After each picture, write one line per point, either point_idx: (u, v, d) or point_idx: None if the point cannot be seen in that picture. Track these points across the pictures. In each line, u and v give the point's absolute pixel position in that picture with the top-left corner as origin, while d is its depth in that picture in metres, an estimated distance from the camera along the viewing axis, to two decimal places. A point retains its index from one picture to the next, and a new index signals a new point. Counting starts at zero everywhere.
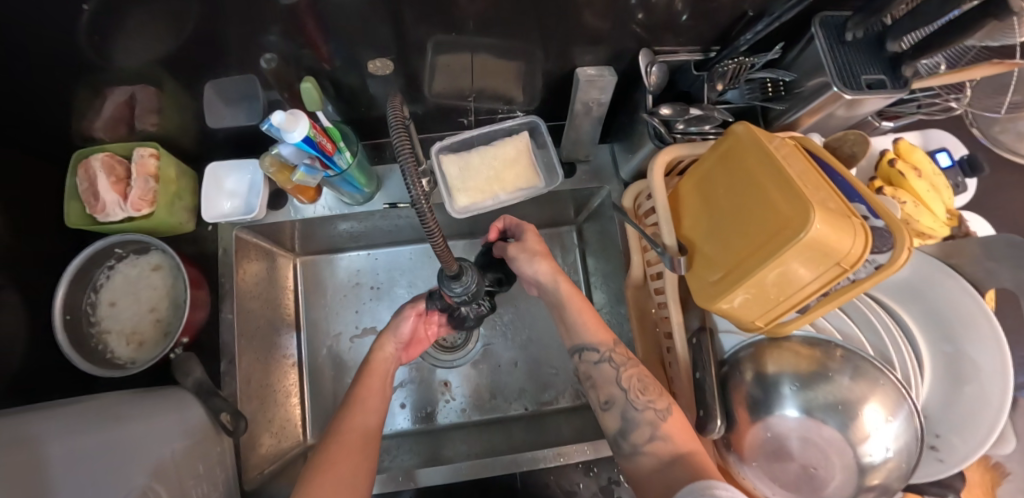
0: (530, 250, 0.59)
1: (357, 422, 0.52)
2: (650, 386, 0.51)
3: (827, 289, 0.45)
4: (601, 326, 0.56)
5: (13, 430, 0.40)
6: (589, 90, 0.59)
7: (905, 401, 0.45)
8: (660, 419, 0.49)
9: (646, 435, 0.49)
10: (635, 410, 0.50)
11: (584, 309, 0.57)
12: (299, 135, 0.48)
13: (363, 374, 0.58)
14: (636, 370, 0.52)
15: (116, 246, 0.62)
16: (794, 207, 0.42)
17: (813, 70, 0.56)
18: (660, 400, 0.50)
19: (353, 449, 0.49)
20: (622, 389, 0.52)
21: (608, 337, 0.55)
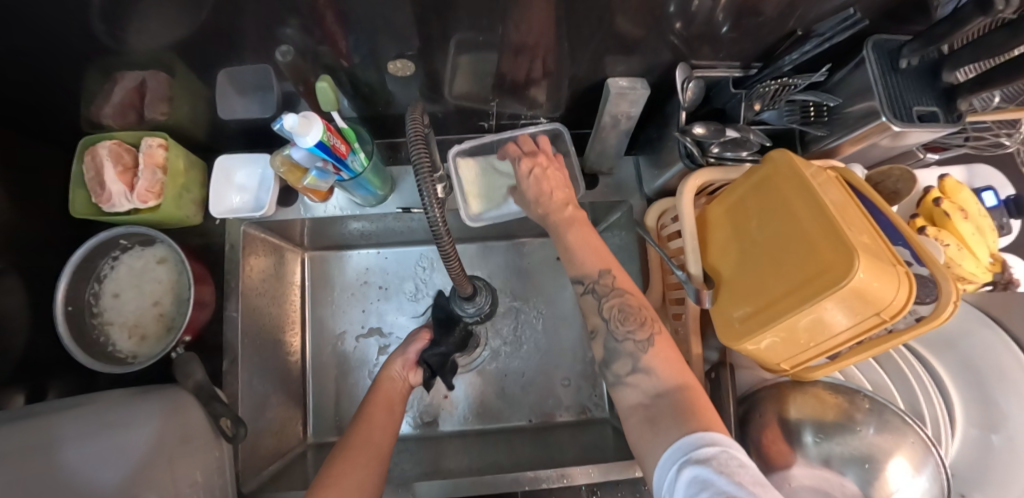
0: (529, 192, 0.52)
1: (370, 439, 0.51)
2: (633, 314, 0.45)
3: (861, 338, 0.42)
4: (597, 251, 0.49)
5: (32, 431, 0.40)
6: (619, 103, 0.55)
7: (931, 455, 0.42)
8: (641, 351, 0.43)
9: (628, 368, 0.44)
10: (616, 340, 0.45)
11: (580, 241, 0.50)
12: (313, 139, 0.45)
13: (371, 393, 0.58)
14: (620, 299, 0.46)
15: (121, 237, 0.61)
16: (837, 250, 0.39)
17: (859, 93, 0.51)
18: (643, 330, 0.44)
19: (359, 468, 0.48)
20: (606, 319, 0.47)
21: (596, 266, 0.48)
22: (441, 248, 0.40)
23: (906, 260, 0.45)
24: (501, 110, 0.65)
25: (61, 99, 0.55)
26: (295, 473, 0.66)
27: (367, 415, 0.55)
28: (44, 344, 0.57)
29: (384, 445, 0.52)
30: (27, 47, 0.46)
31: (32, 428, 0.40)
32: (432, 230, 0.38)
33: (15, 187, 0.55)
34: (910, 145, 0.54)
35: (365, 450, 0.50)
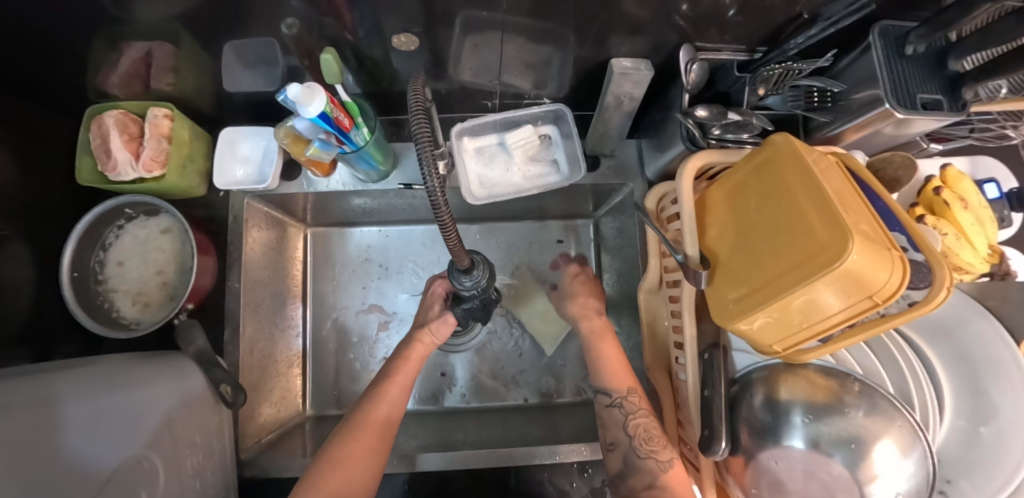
0: (570, 292, 0.70)
1: (378, 413, 0.54)
2: (655, 436, 0.53)
3: (854, 321, 0.42)
4: (621, 372, 0.59)
5: (28, 387, 0.39)
6: (623, 83, 0.55)
7: (920, 441, 0.43)
8: (660, 470, 0.51)
9: (644, 484, 0.50)
10: (637, 457, 0.52)
11: (610, 356, 0.60)
12: (315, 110, 0.46)
13: (396, 361, 0.61)
14: (645, 420, 0.55)
15: (125, 206, 0.61)
16: (833, 233, 0.40)
17: (865, 80, 0.51)
18: (664, 451, 0.52)
19: (371, 435, 0.52)
20: (627, 435, 0.54)
21: (623, 385, 0.57)
22: (439, 221, 0.40)
23: (903, 246, 0.45)
24: (505, 89, 0.64)
25: (67, 67, 0.55)
26: (295, 442, 0.68)
27: (380, 391, 0.57)
28: (50, 308, 0.59)
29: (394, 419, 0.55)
30: (34, 13, 0.46)
31: (29, 384, 0.40)
32: (432, 203, 0.38)
33: (22, 154, 0.56)
34: (914, 134, 0.54)
35: (371, 427, 0.53)
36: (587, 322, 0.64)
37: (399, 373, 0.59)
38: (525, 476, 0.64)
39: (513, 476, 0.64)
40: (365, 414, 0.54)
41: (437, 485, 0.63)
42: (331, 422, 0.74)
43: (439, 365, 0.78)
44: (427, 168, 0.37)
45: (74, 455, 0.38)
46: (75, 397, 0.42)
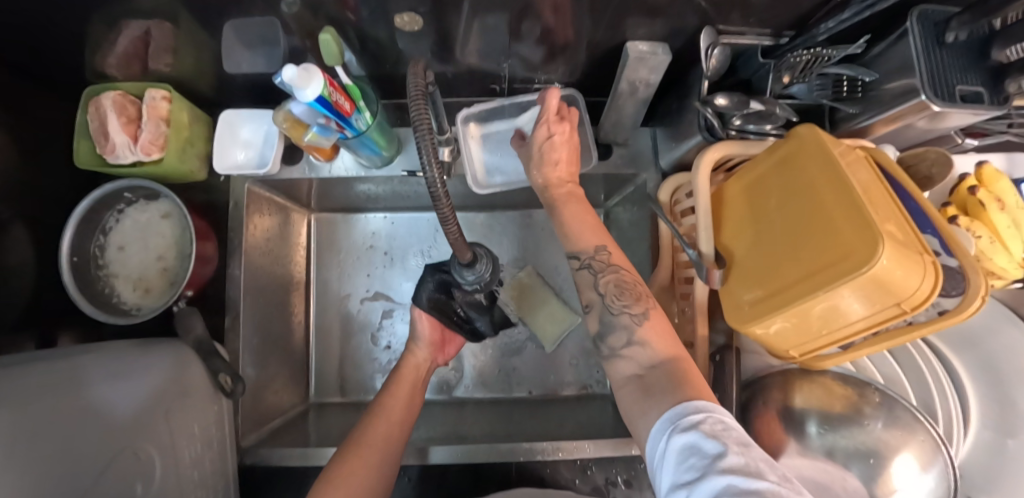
0: (550, 154, 0.51)
1: (378, 431, 0.54)
2: (631, 288, 0.44)
3: (878, 328, 0.40)
4: (592, 227, 0.48)
5: (64, 367, 0.42)
6: (638, 69, 0.52)
7: (941, 455, 0.41)
8: (636, 323, 0.43)
9: (622, 341, 0.43)
10: (612, 314, 0.44)
11: (575, 215, 0.49)
12: (313, 93, 0.44)
13: (393, 376, 0.63)
14: (617, 275, 0.45)
15: (125, 190, 0.60)
16: (860, 235, 0.37)
17: (899, 67, 0.48)
18: (637, 304, 0.44)
19: (372, 451, 0.51)
20: (601, 295, 0.45)
21: (592, 242, 0.47)
22: (439, 213, 0.38)
23: (934, 249, 0.42)
24: (514, 73, 0.61)
25: (64, 47, 0.53)
26: (297, 429, 0.68)
27: (383, 403, 0.58)
28: (51, 292, 0.58)
29: (396, 432, 0.55)
30: None
31: (63, 365, 0.42)
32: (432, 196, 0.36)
33: (19, 135, 0.54)
34: (951, 128, 0.50)
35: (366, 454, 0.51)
36: (573, 255, 0.49)
37: (396, 387, 0.61)
38: (528, 472, 0.63)
39: (515, 472, 0.63)
40: (368, 431, 0.53)
41: (438, 479, 0.62)
42: (333, 410, 0.74)
43: None
44: (427, 160, 0.36)
45: (78, 440, 0.39)
46: (105, 380, 0.45)
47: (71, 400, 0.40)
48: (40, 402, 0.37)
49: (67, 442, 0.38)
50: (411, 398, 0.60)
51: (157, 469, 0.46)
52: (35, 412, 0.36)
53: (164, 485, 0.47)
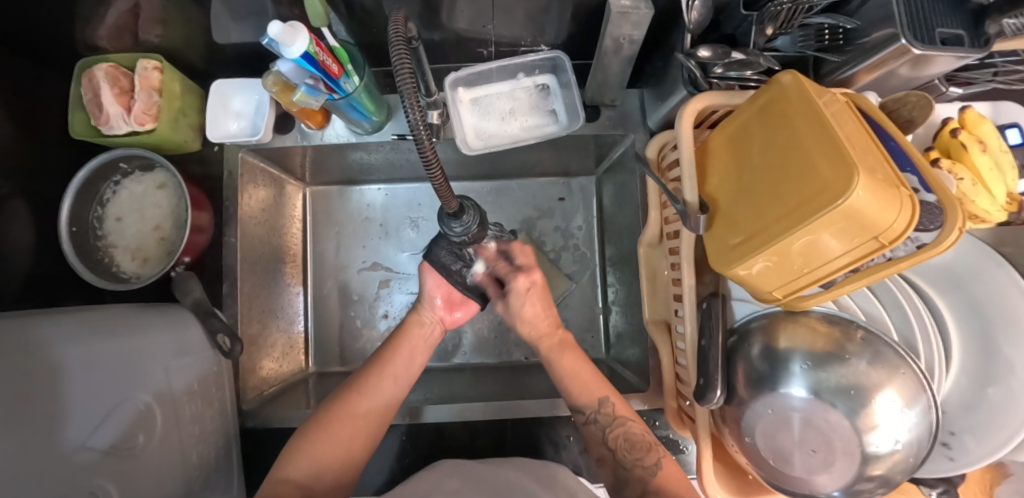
0: (517, 311, 0.63)
1: (375, 383, 0.57)
2: (639, 443, 0.52)
3: (857, 264, 0.41)
4: (590, 387, 0.57)
5: (16, 332, 0.40)
6: (621, 25, 0.51)
7: (926, 394, 0.41)
8: (650, 475, 0.50)
9: (638, 491, 0.50)
10: (626, 469, 0.52)
11: (571, 372, 0.59)
12: (299, 50, 0.44)
13: (397, 335, 0.64)
14: (624, 429, 0.53)
15: (121, 160, 0.61)
16: (837, 169, 0.38)
17: (881, 19, 0.47)
18: (649, 456, 0.52)
19: (370, 413, 0.55)
20: (611, 450, 0.53)
21: (596, 399, 0.56)
22: (432, 180, 0.40)
23: (913, 187, 0.43)
24: (501, 36, 0.62)
25: (54, 19, 0.54)
26: (297, 395, 0.70)
27: (387, 358, 0.61)
28: (52, 263, 0.60)
29: (396, 387, 0.59)
30: None
31: (19, 327, 0.41)
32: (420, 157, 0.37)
33: (14, 109, 0.55)
34: (935, 75, 0.51)
35: (354, 411, 0.55)
36: (540, 325, 0.63)
37: (399, 345, 0.62)
38: (524, 431, 0.64)
39: (509, 430, 0.64)
40: (363, 383, 0.57)
41: (434, 439, 0.64)
42: (333, 378, 0.76)
43: None
44: (411, 115, 0.36)
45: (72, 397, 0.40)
46: (69, 341, 0.43)
47: (30, 360, 0.39)
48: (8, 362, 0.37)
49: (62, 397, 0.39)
50: (414, 358, 0.62)
51: (159, 423, 0.48)
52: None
53: (165, 438, 0.48)
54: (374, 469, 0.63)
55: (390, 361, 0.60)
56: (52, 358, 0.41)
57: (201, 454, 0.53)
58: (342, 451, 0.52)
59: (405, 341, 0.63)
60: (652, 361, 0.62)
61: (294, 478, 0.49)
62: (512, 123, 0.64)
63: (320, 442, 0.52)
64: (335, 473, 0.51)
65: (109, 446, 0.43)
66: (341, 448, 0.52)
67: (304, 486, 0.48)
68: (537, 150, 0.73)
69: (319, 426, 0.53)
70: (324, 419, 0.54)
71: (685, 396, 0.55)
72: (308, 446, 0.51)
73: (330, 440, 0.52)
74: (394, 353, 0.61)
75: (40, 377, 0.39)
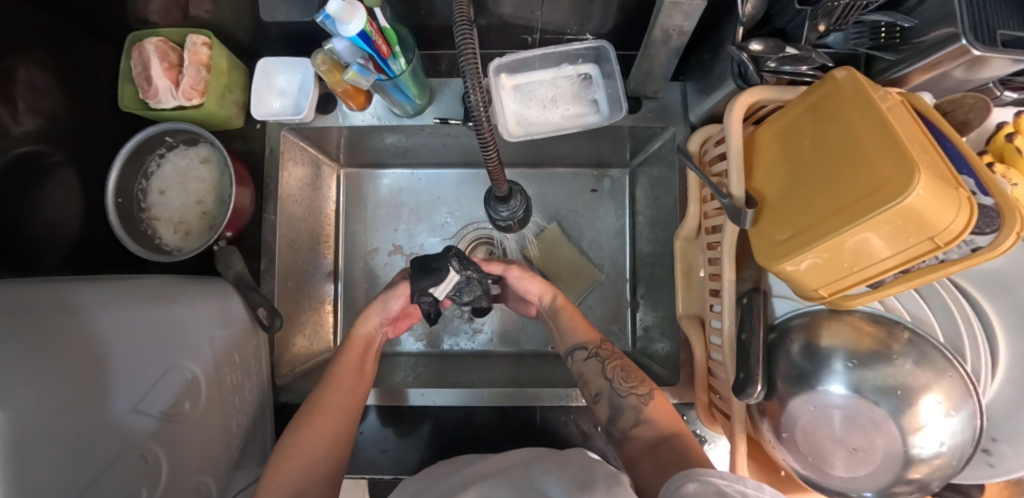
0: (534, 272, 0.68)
1: (331, 399, 0.54)
2: (633, 374, 0.54)
3: (909, 266, 0.40)
4: (587, 328, 0.61)
5: (53, 295, 0.38)
6: (673, 15, 0.50)
7: (972, 397, 0.41)
8: (643, 403, 0.51)
9: (632, 420, 0.50)
10: (620, 396, 0.53)
11: (572, 317, 0.63)
12: (355, 28, 0.45)
13: (343, 346, 0.61)
14: (620, 361, 0.56)
15: (166, 134, 0.62)
16: (897, 168, 0.37)
17: (941, 17, 0.46)
18: (643, 386, 0.53)
19: (330, 417, 0.52)
20: (609, 381, 0.55)
21: (596, 337, 0.60)
22: (489, 163, 0.43)
23: (970, 190, 0.42)
24: (546, 23, 0.62)
25: None
26: (327, 372, 0.71)
27: (332, 374, 0.57)
28: (98, 233, 0.61)
29: (353, 399, 0.55)
30: None
31: (55, 292, 0.39)
32: (480, 141, 0.40)
33: (67, 79, 0.56)
34: (991, 78, 0.50)
35: (317, 427, 0.51)
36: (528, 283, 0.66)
37: (344, 357, 0.59)
38: (550, 417, 0.66)
39: (538, 417, 0.66)
40: (320, 400, 0.53)
41: (462, 422, 0.66)
42: None
43: (463, 312, 0.81)
44: (473, 96, 0.37)
45: (127, 362, 0.41)
46: (104, 306, 0.41)
47: (74, 324, 0.37)
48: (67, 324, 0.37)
49: (118, 362, 0.40)
50: (365, 367, 0.60)
51: (203, 391, 0.49)
52: (42, 335, 0.34)
53: (207, 408, 0.50)
54: (404, 448, 0.65)
55: (339, 377, 0.57)
56: (96, 323, 0.39)
57: (240, 424, 0.55)
58: (312, 475, 0.48)
59: (348, 351, 0.60)
60: (682, 354, 0.63)
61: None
62: (553, 112, 0.64)
63: (285, 473, 0.47)
64: (322, 485, 0.48)
65: (157, 411, 0.43)
66: (311, 471, 0.48)
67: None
68: (573, 140, 0.73)
69: (282, 452, 0.49)
70: (288, 444, 0.49)
71: (718, 390, 0.56)
72: (271, 478, 0.47)
73: (297, 466, 0.48)
74: (340, 366, 0.58)
75: (98, 339, 0.39)
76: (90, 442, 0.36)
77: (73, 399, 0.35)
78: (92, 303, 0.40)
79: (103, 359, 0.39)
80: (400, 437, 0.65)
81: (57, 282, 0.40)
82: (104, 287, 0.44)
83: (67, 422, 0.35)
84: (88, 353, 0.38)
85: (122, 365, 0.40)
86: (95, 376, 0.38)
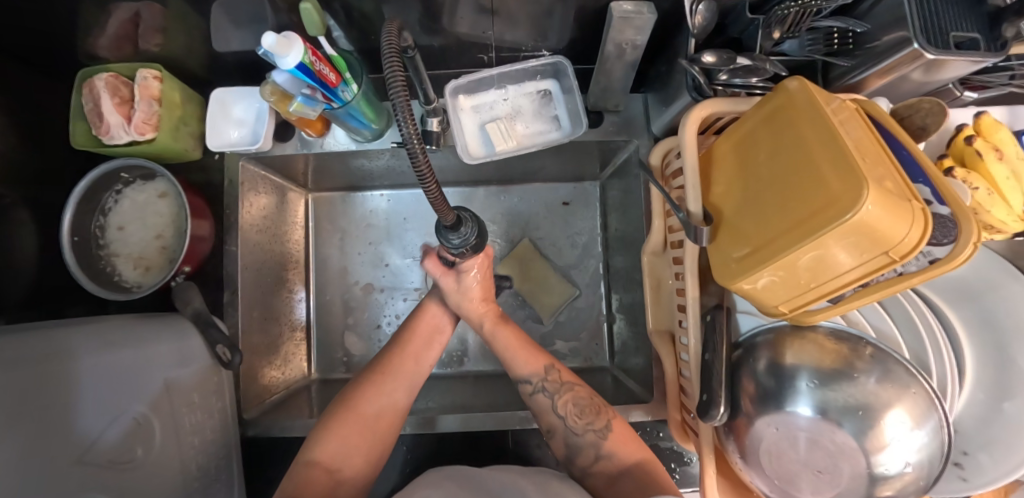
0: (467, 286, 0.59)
1: (392, 386, 0.55)
2: (586, 408, 0.53)
3: (867, 280, 0.39)
4: (533, 356, 0.58)
5: (43, 342, 0.42)
6: (624, 30, 0.50)
7: (936, 411, 0.40)
8: (602, 438, 0.51)
9: (592, 457, 0.51)
10: (576, 435, 0.52)
11: (511, 344, 0.59)
12: (294, 61, 0.44)
13: (405, 329, 0.61)
14: (571, 395, 0.54)
15: (121, 171, 0.61)
16: (844, 182, 0.36)
17: (892, 21, 0.45)
18: (599, 419, 0.52)
19: (382, 406, 0.53)
20: (562, 417, 0.54)
21: (541, 366, 0.57)
22: (426, 189, 0.36)
23: (927, 199, 0.41)
24: (501, 41, 0.61)
25: (54, 31, 0.54)
26: (299, 403, 0.70)
27: (398, 357, 0.57)
28: (56, 272, 0.60)
29: (406, 391, 0.55)
30: None
31: (43, 338, 0.42)
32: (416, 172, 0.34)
33: (18, 121, 0.56)
34: (948, 80, 0.49)
35: (381, 395, 0.53)
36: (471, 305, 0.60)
37: (409, 341, 0.59)
38: (523, 441, 0.65)
39: (511, 440, 0.65)
40: (389, 363, 0.56)
41: (435, 447, 0.65)
42: (336, 385, 0.76)
43: None
44: (405, 128, 0.32)
45: (107, 395, 0.44)
46: (91, 351, 0.45)
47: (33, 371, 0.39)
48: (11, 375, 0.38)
49: (99, 394, 0.44)
50: (432, 342, 0.60)
51: (158, 435, 0.49)
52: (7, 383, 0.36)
53: (164, 450, 0.49)
54: (378, 480, 0.64)
55: (398, 363, 0.57)
56: (74, 368, 0.42)
57: (200, 464, 0.54)
58: (366, 439, 0.50)
59: (422, 315, 0.62)
60: (654, 370, 0.62)
61: (320, 459, 0.48)
62: (515, 130, 0.63)
63: (344, 430, 0.50)
64: (363, 453, 0.50)
65: (102, 460, 0.42)
66: (367, 435, 0.51)
67: (333, 469, 0.47)
68: (539, 157, 0.72)
69: (348, 407, 0.52)
70: (352, 401, 0.52)
71: (688, 409, 0.55)
72: (334, 432, 0.50)
73: (358, 422, 0.51)
74: (403, 351, 0.58)
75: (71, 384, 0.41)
76: (58, 475, 0.38)
77: (31, 443, 0.37)
78: (76, 349, 0.44)
79: (70, 399, 0.41)
80: None
81: (35, 330, 0.43)
82: (88, 329, 0.47)
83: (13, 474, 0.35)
84: (53, 397, 0.40)
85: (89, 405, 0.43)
86: (56, 421, 0.39)
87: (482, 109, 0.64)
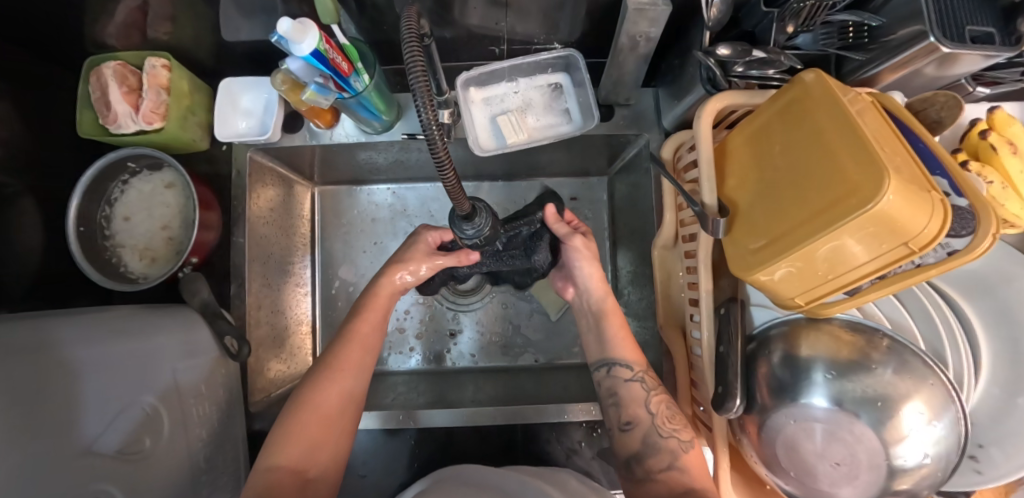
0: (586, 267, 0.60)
1: (352, 356, 0.53)
2: (677, 415, 0.51)
3: (885, 272, 0.39)
4: (635, 347, 0.56)
5: (28, 332, 0.40)
6: (638, 22, 0.49)
7: (954, 403, 0.40)
8: (681, 450, 0.48)
9: (664, 464, 0.48)
10: (659, 436, 0.49)
11: (618, 330, 0.57)
12: (309, 48, 0.44)
13: (365, 299, 0.57)
14: (666, 398, 0.52)
15: (129, 160, 0.61)
16: (865, 172, 0.36)
17: (906, 15, 0.45)
18: (684, 431, 0.50)
19: (347, 376, 0.51)
20: (650, 413, 0.51)
21: (642, 360, 0.55)
22: (444, 180, 0.36)
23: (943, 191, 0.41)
24: (513, 33, 0.61)
25: (62, 19, 0.53)
26: None
27: (351, 328, 0.55)
28: (61, 263, 0.59)
29: (368, 356, 0.54)
30: None
31: (31, 328, 0.41)
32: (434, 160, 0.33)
33: (25, 111, 0.55)
34: (961, 75, 0.49)
35: (335, 393, 0.50)
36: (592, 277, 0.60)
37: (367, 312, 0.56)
38: (533, 435, 0.64)
39: (520, 434, 0.64)
40: (341, 353, 0.53)
41: (443, 440, 0.64)
42: None
43: (445, 328, 0.78)
44: (426, 117, 0.31)
45: (110, 385, 0.44)
46: (87, 342, 0.43)
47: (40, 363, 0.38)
48: (11, 367, 0.36)
49: (100, 384, 0.43)
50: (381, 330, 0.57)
51: (166, 425, 0.48)
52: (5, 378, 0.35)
53: (172, 441, 0.48)
54: (385, 475, 0.63)
55: (353, 333, 0.54)
56: (65, 359, 0.41)
57: (207, 456, 0.53)
58: (328, 429, 0.48)
59: (370, 305, 0.56)
60: (665, 364, 0.62)
61: (283, 464, 0.45)
62: (525, 123, 0.63)
63: (305, 429, 0.47)
64: (331, 454, 0.48)
65: (111, 450, 0.42)
66: (330, 430, 0.48)
67: (301, 470, 0.45)
68: (548, 150, 0.72)
69: (302, 406, 0.48)
70: (308, 399, 0.49)
71: (700, 402, 0.54)
72: (296, 431, 0.47)
73: (317, 421, 0.48)
74: (361, 321, 0.55)
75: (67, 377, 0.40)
76: (66, 469, 0.37)
77: (37, 435, 0.36)
78: (66, 340, 0.42)
79: (72, 391, 0.40)
80: (382, 461, 0.64)
81: (34, 319, 0.42)
82: (82, 319, 0.46)
83: (26, 464, 0.35)
84: (52, 391, 0.39)
85: (94, 397, 0.42)
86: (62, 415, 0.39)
87: (494, 101, 0.64)
